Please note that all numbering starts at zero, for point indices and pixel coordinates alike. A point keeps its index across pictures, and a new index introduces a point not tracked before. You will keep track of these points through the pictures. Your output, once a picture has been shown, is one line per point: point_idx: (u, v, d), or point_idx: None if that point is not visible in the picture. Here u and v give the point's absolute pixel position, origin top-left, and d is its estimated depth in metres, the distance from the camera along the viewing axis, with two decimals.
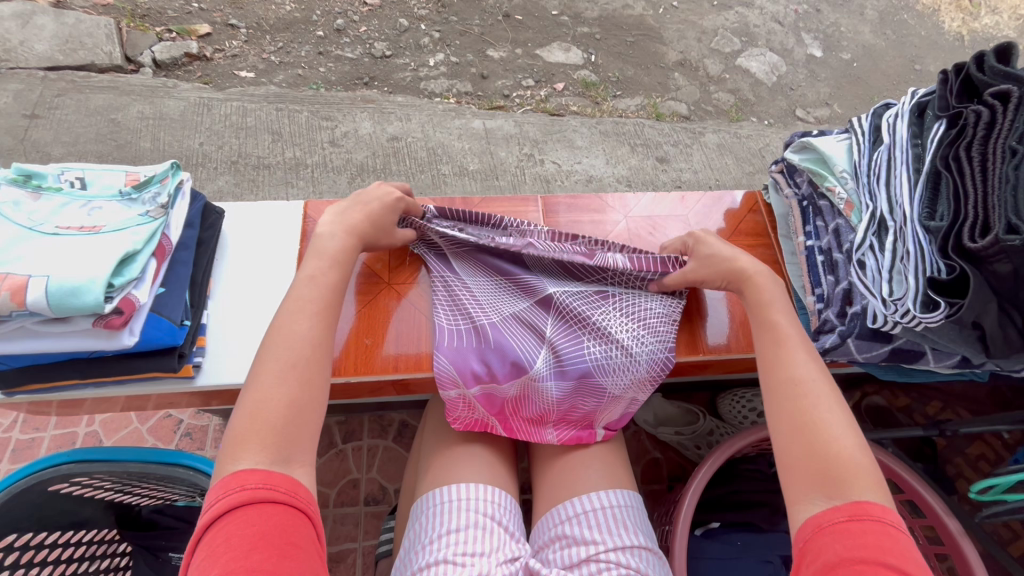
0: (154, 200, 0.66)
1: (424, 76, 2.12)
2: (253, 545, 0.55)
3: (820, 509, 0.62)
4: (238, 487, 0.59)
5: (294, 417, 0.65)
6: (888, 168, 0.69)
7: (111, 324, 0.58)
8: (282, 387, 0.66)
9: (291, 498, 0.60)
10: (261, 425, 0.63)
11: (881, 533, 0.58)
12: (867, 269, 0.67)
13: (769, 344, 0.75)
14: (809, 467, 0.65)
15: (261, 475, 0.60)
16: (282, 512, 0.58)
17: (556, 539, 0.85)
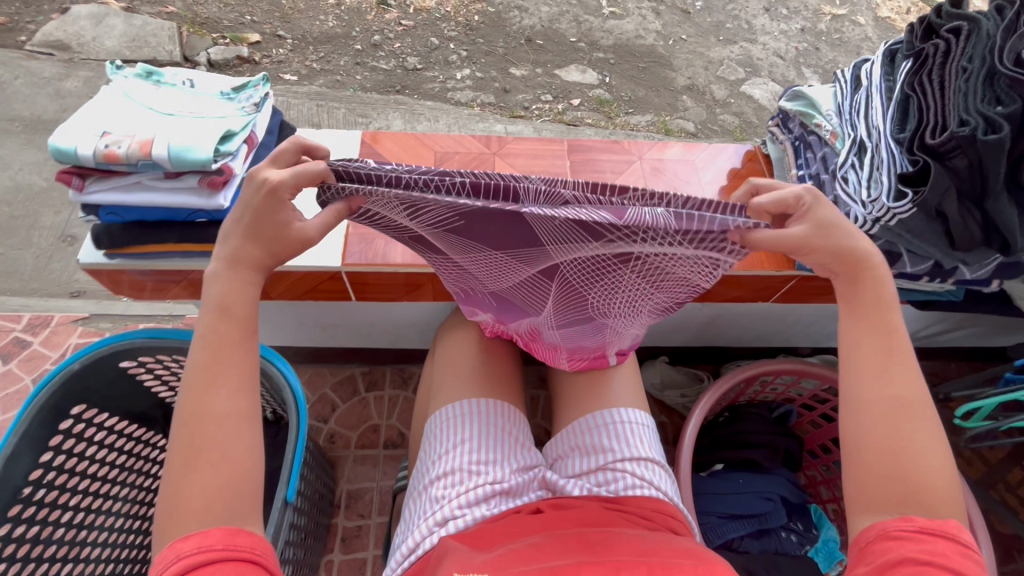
0: (249, 100, 0.79)
1: (451, 87, 2.25)
2: None
3: (884, 523, 0.56)
4: (175, 555, 0.51)
5: (225, 503, 0.54)
6: (867, 102, 0.81)
7: (213, 183, 0.70)
8: (194, 483, 0.53)
9: (232, 550, 0.53)
10: (185, 517, 0.52)
11: (960, 553, 0.53)
12: (850, 183, 0.78)
13: (875, 355, 0.59)
14: (884, 490, 0.56)
15: (195, 540, 0.52)
16: (224, 564, 0.51)
17: (574, 450, 0.92)
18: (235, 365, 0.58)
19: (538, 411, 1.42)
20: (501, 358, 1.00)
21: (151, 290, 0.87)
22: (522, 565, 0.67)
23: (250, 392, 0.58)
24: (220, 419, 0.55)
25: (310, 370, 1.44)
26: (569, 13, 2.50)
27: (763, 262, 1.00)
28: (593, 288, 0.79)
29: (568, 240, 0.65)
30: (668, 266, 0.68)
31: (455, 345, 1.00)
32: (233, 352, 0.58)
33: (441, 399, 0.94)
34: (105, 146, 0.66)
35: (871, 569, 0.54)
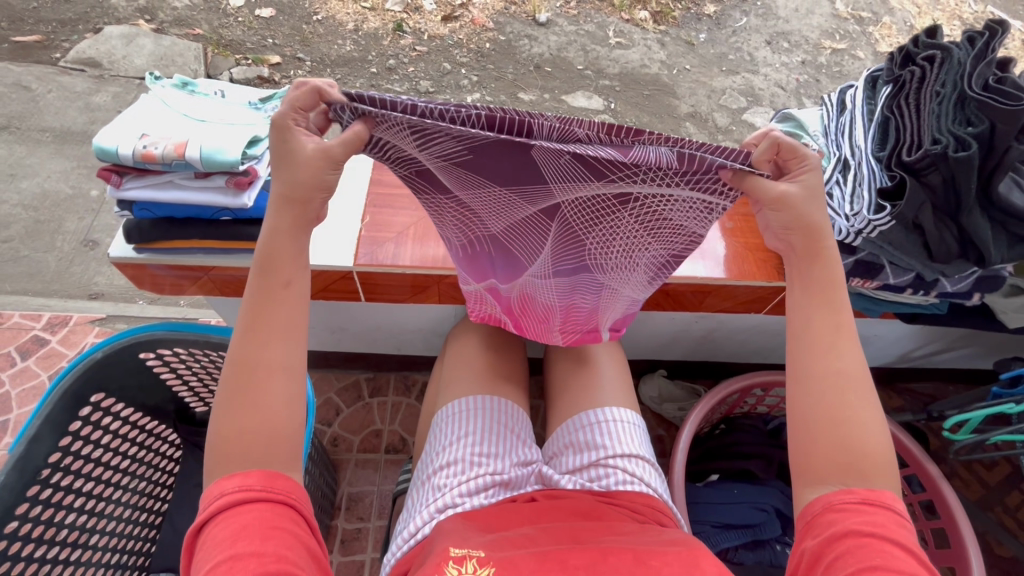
0: (274, 110, 0.85)
1: (462, 110, 2.34)
2: (236, 535, 0.57)
3: (829, 492, 0.63)
4: (219, 494, 0.59)
5: (264, 437, 0.61)
6: (851, 124, 0.86)
7: (240, 182, 0.75)
8: (239, 414, 0.61)
9: (267, 493, 0.60)
10: (236, 445, 0.61)
11: (893, 521, 0.60)
12: (834, 198, 0.83)
13: (825, 327, 0.66)
14: (832, 459, 0.63)
15: (236, 480, 0.60)
16: (261, 508, 0.59)
17: (568, 447, 0.94)
18: (269, 323, 0.63)
19: (537, 420, 1.45)
20: (501, 359, 1.03)
21: (178, 287, 0.93)
22: (513, 550, 0.71)
23: (283, 346, 0.63)
24: (268, 366, 0.62)
25: (317, 375, 1.48)
26: (576, 42, 2.59)
27: (755, 273, 1.04)
28: (590, 235, 0.83)
29: (570, 180, 0.71)
30: (666, 210, 0.73)
31: (462, 347, 1.05)
32: (270, 316, 0.63)
33: (446, 397, 0.97)
34: (143, 147, 0.72)
35: (818, 540, 0.61)
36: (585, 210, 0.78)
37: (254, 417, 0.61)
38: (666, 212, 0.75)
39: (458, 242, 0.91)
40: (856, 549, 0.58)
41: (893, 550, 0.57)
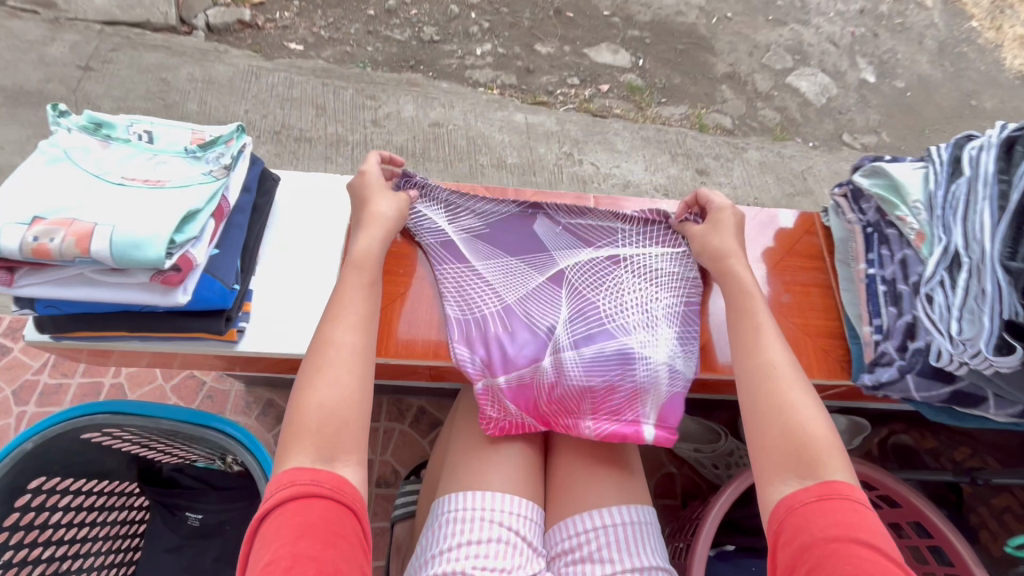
0: (217, 161, 0.66)
1: (470, 64, 1.98)
2: (299, 533, 0.54)
3: (792, 491, 0.62)
4: (289, 483, 0.58)
5: (338, 419, 0.63)
6: (966, 203, 0.66)
7: (169, 280, 0.58)
8: (323, 389, 0.65)
9: (335, 493, 0.58)
10: (312, 426, 0.62)
11: (850, 512, 0.58)
12: (935, 304, 0.65)
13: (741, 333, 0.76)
14: (782, 449, 0.65)
15: (310, 472, 0.59)
16: (326, 506, 0.57)
17: (568, 553, 0.78)
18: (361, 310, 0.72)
19: None
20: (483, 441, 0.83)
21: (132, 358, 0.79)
22: None
23: (364, 330, 0.70)
24: (348, 347, 0.68)
25: None
26: None
27: (813, 367, 0.79)
28: (604, 296, 0.90)
29: (570, 247, 0.94)
30: (656, 264, 0.92)
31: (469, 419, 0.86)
32: (359, 300, 0.72)
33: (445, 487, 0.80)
34: (34, 239, 0.54)
35: (788, 555, 0.58)
36: (589, 273, 0.92)
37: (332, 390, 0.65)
38: (660, 267, 0.92)
39: (467, 320, 0.87)
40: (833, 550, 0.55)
41: (858, 551, 0.54)
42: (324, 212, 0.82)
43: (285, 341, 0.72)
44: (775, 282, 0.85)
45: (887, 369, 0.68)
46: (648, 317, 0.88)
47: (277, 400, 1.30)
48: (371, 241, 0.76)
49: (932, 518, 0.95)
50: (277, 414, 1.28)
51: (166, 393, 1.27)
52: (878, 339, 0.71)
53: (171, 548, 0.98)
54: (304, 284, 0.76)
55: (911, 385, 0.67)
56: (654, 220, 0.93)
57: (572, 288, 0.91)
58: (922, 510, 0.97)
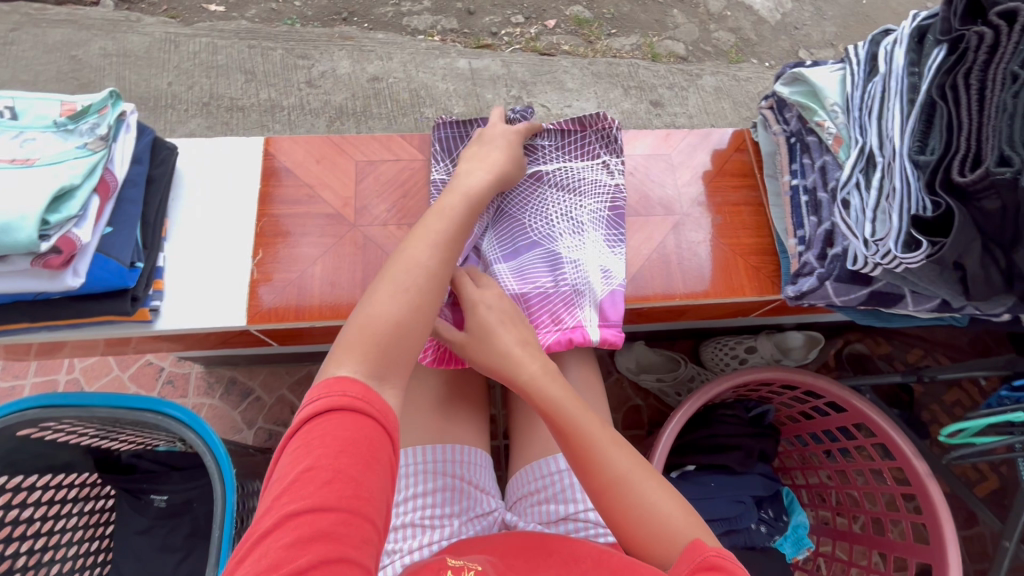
0: (93, 131, 0.61)
1: (407, 11, 1.86)
2: (344, 447, 0.47)
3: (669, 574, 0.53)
4: (339, 392, 0.50)
5: (397, 337, 0.56)
6: (881, 102, 0.64)
7: (51, 263, 0.55)
8: (390, 304, 0.57)
9: (382, 419, 0.51)
10: (370, 334, 0.55)
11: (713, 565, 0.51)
12: (851, 209, 0.64)
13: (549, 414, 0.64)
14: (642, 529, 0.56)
15: (361, 386, 0.51)
16: (373, 426, 0.49)
17: (533, 495, 0.80)
18: (452, 239, 0.64)
19: (497, 402, 1.19)
20: (434, 392, 0.83)
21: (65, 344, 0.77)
22: None
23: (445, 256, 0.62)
24: (426, 268, 0.60)
25: (264, 372, 1.28)
26: None
27: (745, 286, 0.80)
28: (535, 216, 0.80)
29: None
30: (587, 177, 0.83)
31: (413, 373, 0.85)
32: (453, 228, 0.65)
33: None
34: None
35: None
36: (520, 193, 0.81)
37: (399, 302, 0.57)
38: (589, 179, 0.83)
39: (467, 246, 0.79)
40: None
41: None
42: (232, 178, 0.78)
43: (208, 316, 0.71)
44: (708, 203, 0.85)
45: (809, 278, 0.69)
46: (579, 227, 0.80)
47: (240, 377, 1.27)
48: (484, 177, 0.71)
49: (880, 423, 0.98)
50: (241, 390, 1.26)
51: (125, 383, 1.23)
52: (800, 250, 0.72)
53: (142, 529, 0.99)
54: (220, 254, 0.73)
55: (830, 291, 0.68)
56: (570, 130, 0.83)
57: (496, 206, 0.81)
58: (873, 417, 0.99)
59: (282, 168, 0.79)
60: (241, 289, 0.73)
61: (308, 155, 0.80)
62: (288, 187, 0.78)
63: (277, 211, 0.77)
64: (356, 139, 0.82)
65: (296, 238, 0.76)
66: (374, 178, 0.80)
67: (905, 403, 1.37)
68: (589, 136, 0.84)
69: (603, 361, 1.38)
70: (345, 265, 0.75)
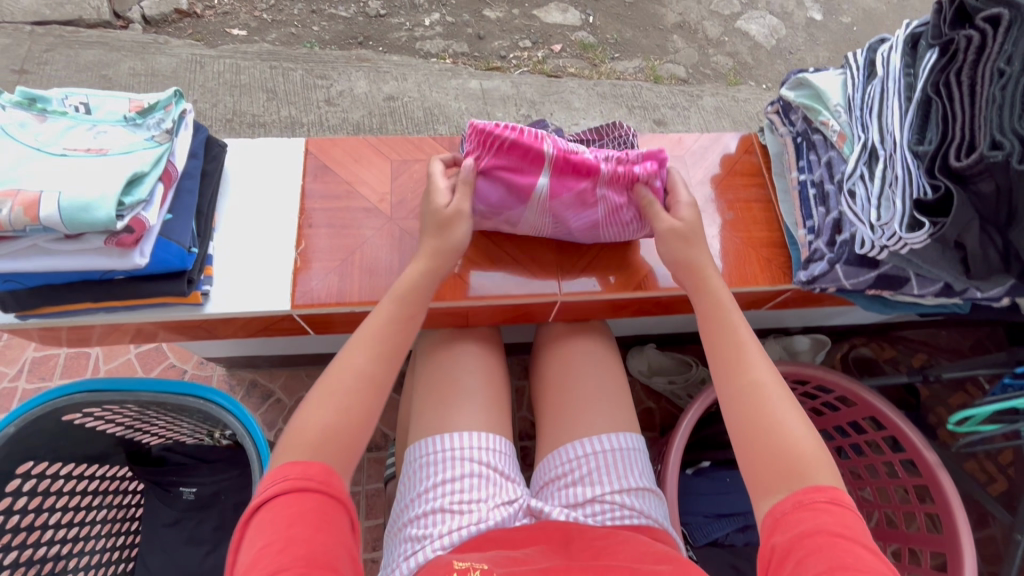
0: (159, 126, 0.67)
1: (420, 36, 1.95)
2: (293, 522, 0.55)
3: (782, 500, 0.60)
4: (283, 478, 0.58)
5: (329, 441, 0.62)
6: (881, 100, 0.70)
7: (123, 242, 0.60)
8: (323, 412, 0.64)
9: (324, 489, 0.59)
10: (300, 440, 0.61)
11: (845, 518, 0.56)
12: (857, 197, 0.70)
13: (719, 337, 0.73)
14: (769, 451, 0.63)
15: (302, 467, 0.59)
16: (316, 500, 0.57)
17: (560, 479, 0.83)
18: (383, 338, 0.70)
19: (524, 405, 1.25)
20: (459, 380, 0.87)
21: (109, 332, 0.81)
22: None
23: (378, 359, 0.68)
24: (358, 372, 0.67)
25: (284, 375, 1.31)
26: None
27: (758, 277, 0.84)
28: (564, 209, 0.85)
29: None
30: None
31: (441, 363, 0.88)
32: (388, 328, 0.71)
33: (419, 431, 0.84)
34: None
35: (788, 537, 0.57)
36: None
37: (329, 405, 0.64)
38: None
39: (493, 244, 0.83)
40: (815, 547, 0.54)
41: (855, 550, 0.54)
42: (273, 175, 0.83)
43: (253, 300, 0.75)
44: (720, 201, 0.90)
45: (820, 263, 0.75)
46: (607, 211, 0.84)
47: (261, 380, 1.30)
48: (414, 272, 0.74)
49: (891, 415, 1.01)
50: (262, 393, 1.29)
51: None
52: (811, 238, 0.77)
53: (170, 522, 1.00)
54: (264, 245, 0.78)
55: (839, 274, 0.73)
56: (587, 139, 0.91)
57: None
58: (884, 411, 1.02)
59: (319, 166, 0.84)
60: (283, 276, 0.77)
61: (343, 154, 0.86)
62: (326, 183, 0.84)
63: (313, 206, 0.82)
64: (389, 140, 0.88)
65: (334, 229, 0.81)
66: (407, 177, 0.86)
67: (912, 406, 1.40)
68: (606, 144, 0.91)
69: None
70: (381, 256, 0.80)
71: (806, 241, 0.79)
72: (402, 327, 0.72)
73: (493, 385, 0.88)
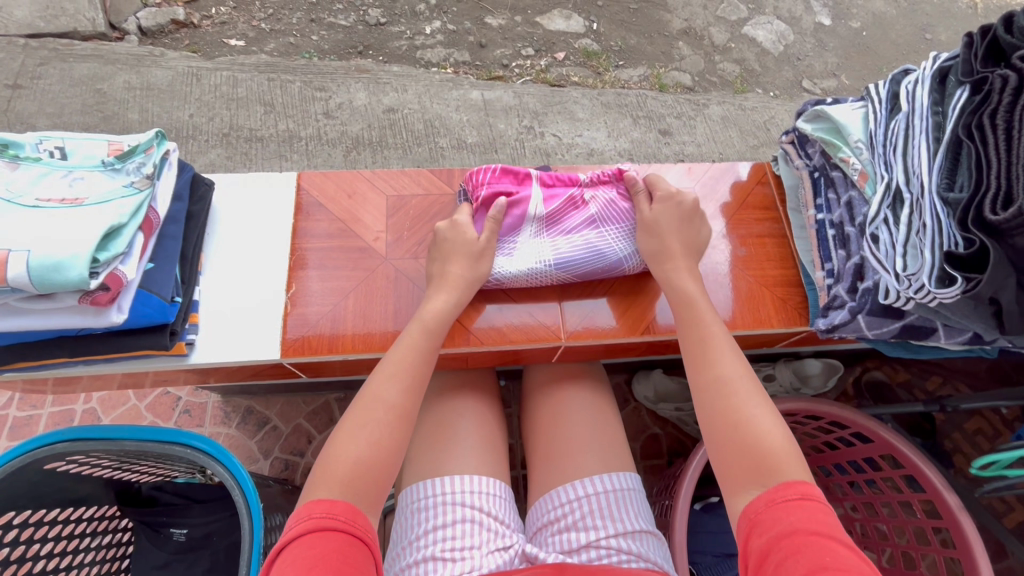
0: (139, 170, 0.64)
1: (421, 45, 1.88)
2: (312, 565, 0.51)
3: (757, 498, 0.58)
4: (305, 516, 0.56)
5: (362, 475, 0.60)
6: (906, 138, 0.65)
7: (98, 301, 0.57)
8: (355, 443, 0.62)
9: (351, 527, 0.56)
10: (328, 475, 0.59)
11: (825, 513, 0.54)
12: (880, 243, 0.65)
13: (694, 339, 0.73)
14: (739, 447, 0.62)
15: (325, 504, 0.57)
16: (339, 539, 0.54)
17: (553, 524, 0.79)
18: (411, 366, 0.69)
19: (514, 432, 1.19)
20: (450, 422, 0.83)
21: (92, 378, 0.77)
22: None
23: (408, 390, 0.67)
24: (388, 403, 0.66)
25: (280, 401, 1.26)
26: None
27: (772, 317, 0.81)
28: None
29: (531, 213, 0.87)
30: None
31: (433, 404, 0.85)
32: (417, 358, 0.70)
33: (412, 475, 0.80)
34: None
35: (765, 538, 0.54)
36: None
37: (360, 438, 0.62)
38: None
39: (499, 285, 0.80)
40: (795, 545, 0.52)
41: (833, 546, 0.51)
42: (263, 213, 0.80)
43: (242, 349, 0.72)
44: (732, 235, 0.86)
45: (841, 311, 0.71)
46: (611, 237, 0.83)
47: (257, 407, 1.25)
48: (442, 301, 0.74)
49: (903, 450, 0.97)
50: (258, 420, 1.23)
51: (141, 413, 1.21)
52: (831, 283, 0.74)
53: (160, 565, 0.97)
54: (253, 288, 0.75)
55: (862, 325, 0.69)
56: None
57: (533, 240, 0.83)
58: (902, 448, 0.98)
59: (311, 203, 0.81)
60: (271, 321, 0.74)
61: (337, 190, 0.82)
62: (318, 221, 0.80)
63: (306, 244, 0.79)
64: (384, 174, 0.84)
65: (327, 271, 0.77)
66: (403, 213, 0.82)
67: (926, 431, 1.35)
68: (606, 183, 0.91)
69: (620, 389, 1.34)
70: (376, 299, 0.76)
71: (825, 284, 0.75)
72: (425, 351, 0.71)
73: (487, 427, 0.84)
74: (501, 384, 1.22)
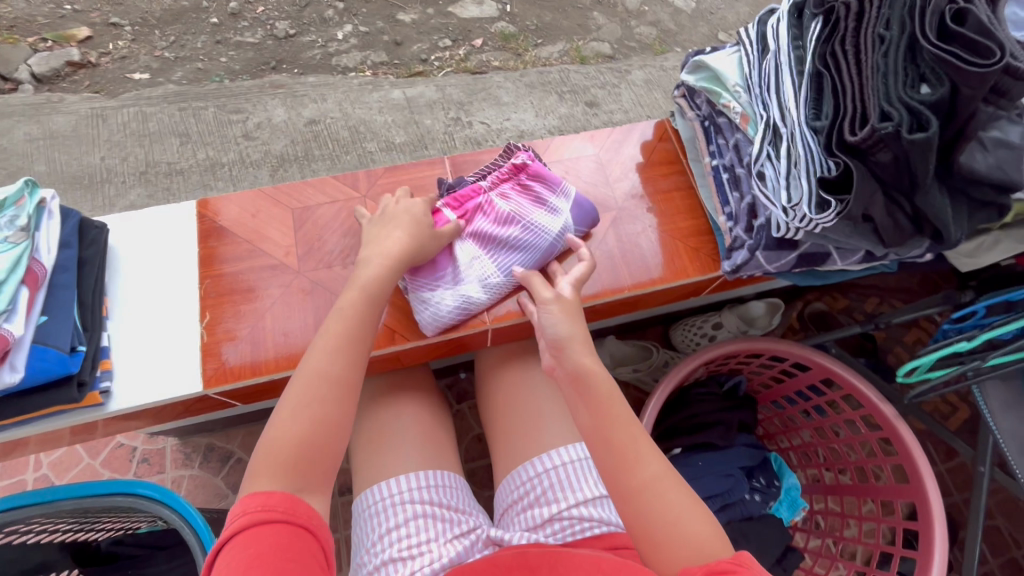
0: (11, 224, 0.63)
1: (335, 51, 1.84)
2: (249, 564, 0.50)
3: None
4: (242, 512, 0.54)
5: (306, 451, 0.59)
6: (776, 76, 0.67)
7: None
8: (296, 419, 0.60)
9: (290, 516, 0.55)
10: (272, 458, 0.58)
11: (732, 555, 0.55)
12: (767, 180, 0.68)
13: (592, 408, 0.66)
14: (662, 531, 0.58)
15: (262, 498, 0.55)
16: (280, 530, 0.53)
17: (517, 502, 0.80)
18: (349, 334, 0.66)
19: (478, 421, 1.19)
20: (391, 425, 0.83)
21: (29, 443, 0.75)
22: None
23: (347, 358, 0.65)
24: (328, 375, 0.63)
25: (241, 433, 1.23)
26: None
27: (688, 267, 0.84)
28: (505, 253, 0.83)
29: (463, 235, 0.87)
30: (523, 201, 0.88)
31: (373, 410, 0.84)
32: (355, 324, 0.68)
33: (360, 484, 0.80)
34: None
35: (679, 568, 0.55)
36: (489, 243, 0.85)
37: (300, 417, 0.60)
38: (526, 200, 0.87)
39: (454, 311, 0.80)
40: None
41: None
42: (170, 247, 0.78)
43: (167, 388, 0.70)
44: (641, 195, 0.89)
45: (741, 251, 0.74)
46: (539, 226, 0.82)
47: (217, 442, 1.22)
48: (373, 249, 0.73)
49: (836, 370, 1.01)
50: (221, 455, 1.21)
51: (97, 470, 1.17)
52: (731, 226, 0.77)
53: None
54: (169, 324, 0.73)
55: (761, 260, 0.72)
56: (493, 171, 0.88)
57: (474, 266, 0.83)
58: (841, 372, 1.01)
59: (221, 228, 0.80)
60: (192, 353, 0.72)
61: (244, 211, 0.81)
62: (230, 246, 0.79)
63: (222, 270, 0.77)
64: (292, 187, 0.83)
65: (245, 295, 0.76)
66: (313, 223, 0.81)
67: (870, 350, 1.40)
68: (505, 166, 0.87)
69: None
70: (296, 313, 0.76)
71: (726, 228, 0.78)
72: (364, 313, 0.69)
73: (430, 423, 0.85)
74: (461, 377, 1.23)
